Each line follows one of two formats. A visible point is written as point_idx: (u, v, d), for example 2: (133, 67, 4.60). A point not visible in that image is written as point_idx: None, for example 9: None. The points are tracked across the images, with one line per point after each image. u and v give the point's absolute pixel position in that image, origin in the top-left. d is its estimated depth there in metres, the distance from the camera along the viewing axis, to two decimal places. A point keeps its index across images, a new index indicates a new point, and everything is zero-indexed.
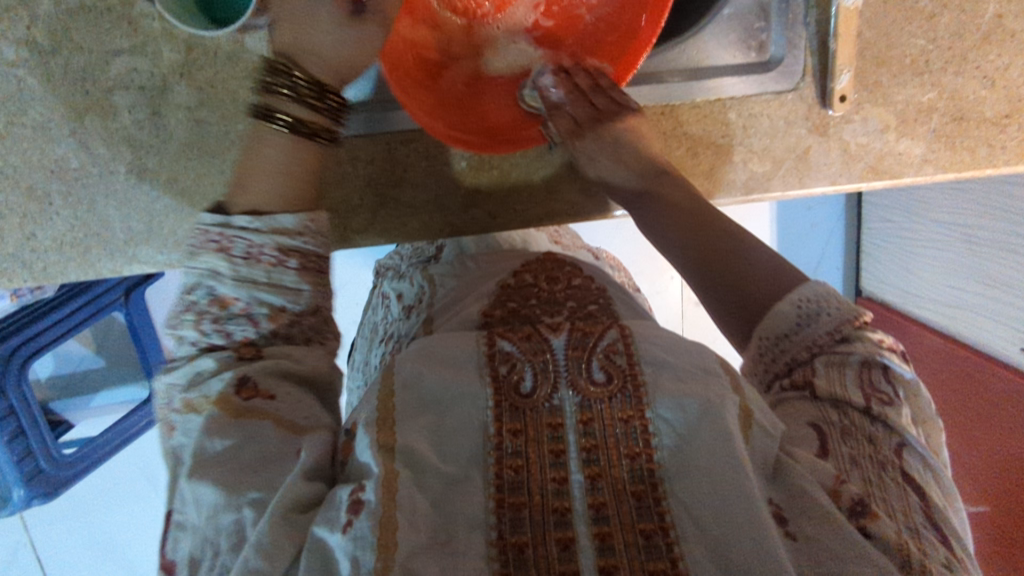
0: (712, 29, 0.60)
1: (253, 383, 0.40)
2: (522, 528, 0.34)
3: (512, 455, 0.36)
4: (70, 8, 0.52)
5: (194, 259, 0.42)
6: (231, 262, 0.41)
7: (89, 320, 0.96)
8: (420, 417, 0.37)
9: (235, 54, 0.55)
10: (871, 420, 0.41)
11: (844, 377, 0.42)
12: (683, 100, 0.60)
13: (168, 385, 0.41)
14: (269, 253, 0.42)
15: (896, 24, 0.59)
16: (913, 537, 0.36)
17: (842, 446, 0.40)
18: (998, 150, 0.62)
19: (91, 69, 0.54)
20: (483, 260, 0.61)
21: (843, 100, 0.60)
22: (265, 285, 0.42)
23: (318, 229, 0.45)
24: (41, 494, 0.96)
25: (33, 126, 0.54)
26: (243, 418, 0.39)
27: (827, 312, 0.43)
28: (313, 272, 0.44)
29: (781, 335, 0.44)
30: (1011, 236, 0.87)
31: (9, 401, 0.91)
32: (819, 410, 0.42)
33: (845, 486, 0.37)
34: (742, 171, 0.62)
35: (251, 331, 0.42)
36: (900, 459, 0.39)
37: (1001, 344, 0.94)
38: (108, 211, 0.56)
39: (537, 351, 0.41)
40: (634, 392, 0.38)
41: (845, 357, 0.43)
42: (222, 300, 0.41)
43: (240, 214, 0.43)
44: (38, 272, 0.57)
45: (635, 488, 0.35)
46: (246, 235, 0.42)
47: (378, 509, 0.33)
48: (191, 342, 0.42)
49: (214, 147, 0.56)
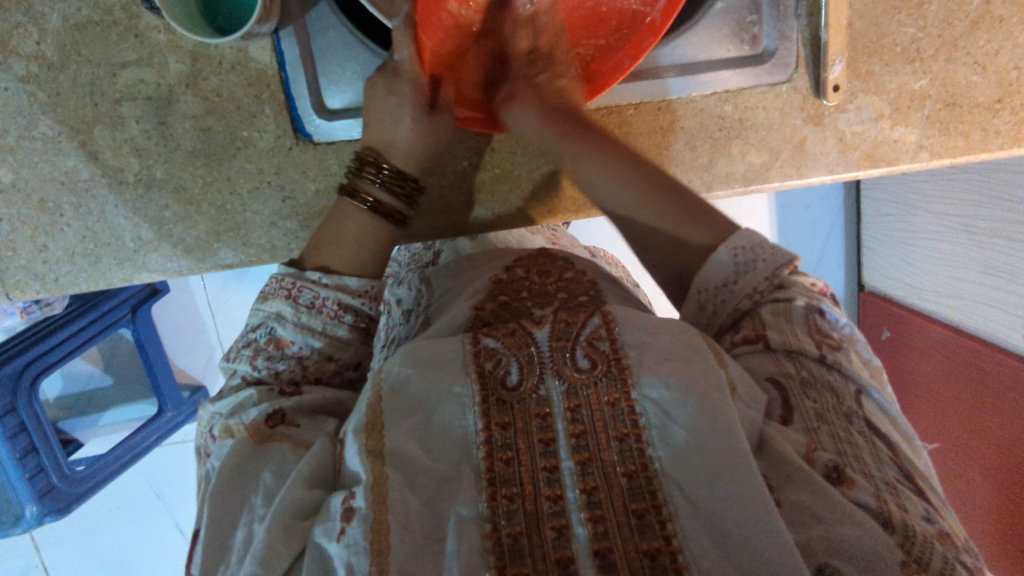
0: (704, 25, 0.61)
1: (281, 414, 0.45)
2: (515, 519, 0.36)
3: (503, 447, 0.38)
4: (79, 23, 0.54)
5: (266, 302, 0.51)
6: (296, 308, 0.50)
7: (96, 336, 0.97)
8: (409, 418, 0.39)
9: (240, 62, 0.56)
10: (827, 368, 0.43)
11: (794, 327, 0.44)
12: (679, 95, 0.61)
13: (216, 412, 0.48)
14: (329, 306, 0.50)
15: (886, 14, 0.60)
16: (893, 494, 0.38)
17: (805, 402, 0.42)
18: (991, 135, 0.62)
19: (99, 81, 0.55)
20: (476, 257, 0.62)
21: (837, 90, 0.61)
22: (320, 334, 0.50)
23: (377, 294, 0.53)
24: (53, 511, 0.96)
25: (43, 139, 0.55)
26: (267, 442, 0.44)
27: (762, 259, 0.45)
28: (362, 330, 0.52)
29: (720, 286, 0.45)
30: (1009, 224, 0.88)
31: (20, 418, 0.91)
32: (775, 363, 0.44)
33: (818, 452, 0.39)
34: (740, 163, 0.63)
35: (297, 371, 0.49)
36: (859, 406, 0.42)
37: (1003, 331, 0.94)
38: (117, 220, 0.57)
39: (521, 345, 0.42)
40: (619, 375, 0.40)
41: (788, 304, 0.45)
42: (279, 340, 0.49)
43: (313, 269, 0.52)
44: (49, 282, 0.58)
45: (625, 469, 0.37)
46: (314, 287, 0.50)
47: (368, 515, 0.35)
48: (241, 375, 0.49)
49: (221, 156, 0.57)
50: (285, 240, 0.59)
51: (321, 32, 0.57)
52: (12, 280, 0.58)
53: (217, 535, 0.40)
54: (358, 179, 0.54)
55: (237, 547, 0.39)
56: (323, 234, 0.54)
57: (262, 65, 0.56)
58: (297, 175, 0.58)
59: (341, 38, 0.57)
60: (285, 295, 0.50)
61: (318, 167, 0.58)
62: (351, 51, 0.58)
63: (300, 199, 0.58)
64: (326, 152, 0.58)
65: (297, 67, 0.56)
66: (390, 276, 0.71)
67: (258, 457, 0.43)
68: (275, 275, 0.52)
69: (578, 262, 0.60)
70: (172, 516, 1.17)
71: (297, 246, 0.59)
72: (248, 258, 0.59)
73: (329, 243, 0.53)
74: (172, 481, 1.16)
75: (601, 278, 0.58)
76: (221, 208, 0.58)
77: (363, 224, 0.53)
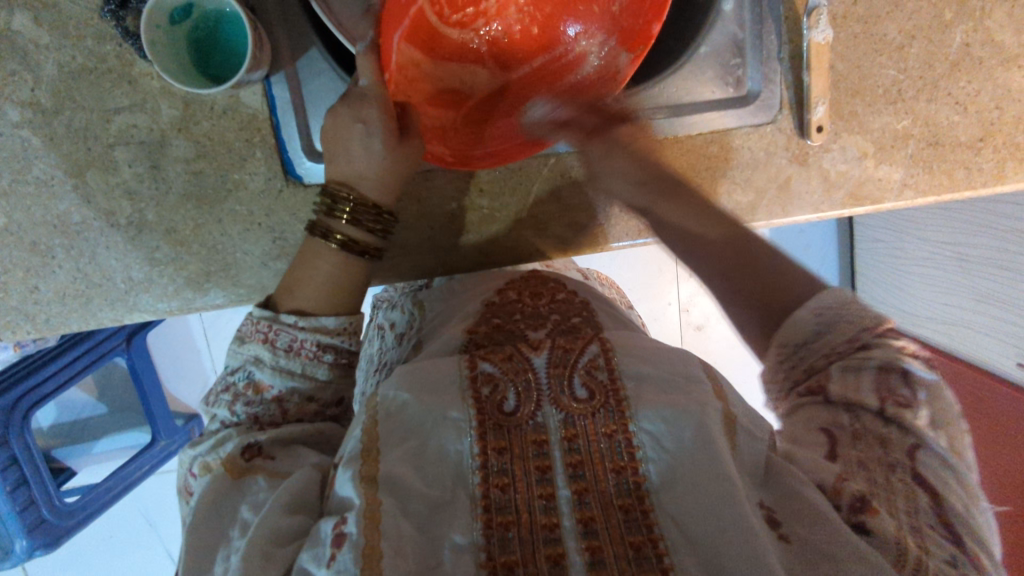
0: (689, 68, 0.63)
1: (257, 447, 0.45)
2: (510, 549, 0.35)
3: (498, 474, 0.38)
4: (73, 69, 0.55)
5: (243, 345, 0.49)
6: (273, 351, 0.48)
7: (90, 366, 0.97)
8: (403, 444, 0.39)
9: (231, 107, 0.57)
10: (884, 422, 0.42)
11: (861, 381, 0.43)
12: (665, 136, 0.62)
13: (194, 454, 0.47)
14: (308, 348, 0.49)
15: (868, 56, 0.61)
16: (915, 534, 0.37)
17: (851, 450, 0.41)
18: (975, 173, 0.63)
19: (92, 126, 0.56)
20: (468, 282, 0.61)
21: (821, 131, 0.61)
22: (299, 376, 0.49)
23: (357, 329, 0.52)
24: (42, 545, 0.95)
25: (36, 183, 0.56)
26: (243, 477, 0.44)
27: (847, 321, 0.45)
28: (343, 366, 0.51)
29: (797, 344, 0.46)
30: (1001, 253, 0.88)
31: (12, 451, 0.91)
32: (830, 414, 0.43)
33: (845, 483, 0.40)
34: (726, 203, 0.63)
35: (278, 415, 0.49)
36: (912, 460, 0.40)
37: (997, 360, 0.95)
38: (109, 262, 0.58)
39: (518, 371, 0.43)
40: (616, 407, 0.40)
41: (862, 362, 0.43)
42: (257, 385, 0.48)
43: (286, 312, 0.50)
44: (40, 323, 0.58)
45: (622, 501, 0.37)
46: (289, 330, 0.49)
47: (359, 541, 0.35)
48: (223, 420, 0.49)
49: (212, 198, 0.58)
50: (275, 280, 0.59)
51: (313, 76, 0.58)
52: (3, 321, 0.58)
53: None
54: (330, 219, 0.52)
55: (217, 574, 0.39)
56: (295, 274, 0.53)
57: (253, 110, 0.57)
58: (288, 215, 0.59)
59: (332, 84, 0.58)
60: (262, 338, 0.49)
61: (308, 209, 0.59)
62: (341, 96, 0.59)
63: (290, 239, 0.59)
64: (316, 194, 0.59)
65: (288, 112, 0.58)
66: (387, 300, 0.71)
67: (237, 491, 0.43)
68: (249, 316, 0.51)
69: (570, 283, 0.60)
70: (165, 544, 1.16)
71: None
72: (239, 297, 0.60)
73: (303, 284, 0.52)
74: (164, 508, 1.16)
75: (592, 298, 0.58)
76: (211, 248, 0.58)
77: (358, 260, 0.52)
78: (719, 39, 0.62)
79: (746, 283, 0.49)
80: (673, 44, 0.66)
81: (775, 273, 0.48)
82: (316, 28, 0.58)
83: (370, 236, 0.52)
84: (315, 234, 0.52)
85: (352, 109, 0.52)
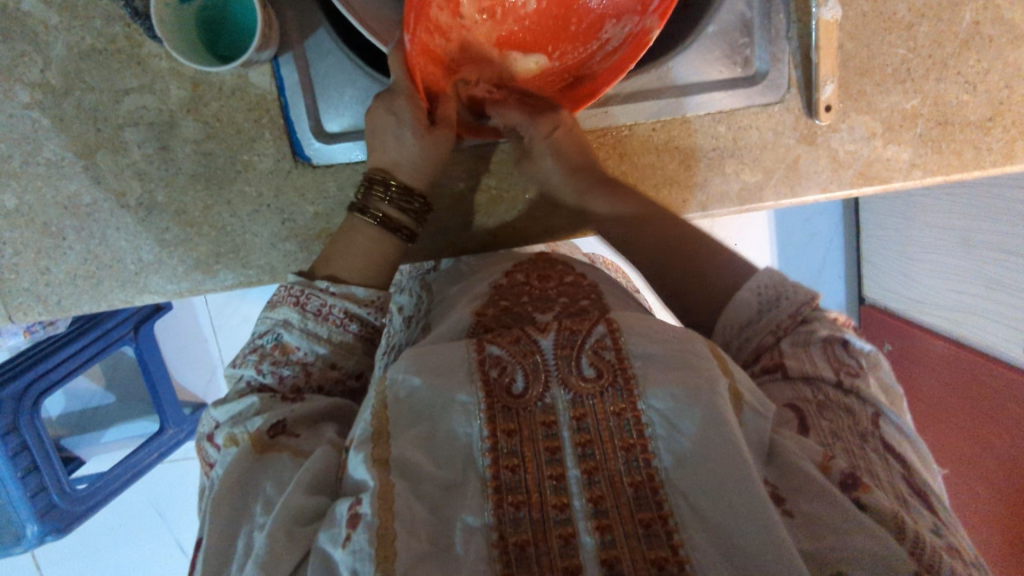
0: (700, 48, 0.62)
1: (281, 424, 0.45)
2: (521, 528, 0.35)
3: (508, 455, 0.38)
4: (83, 51, 0.55)
5: (275, 310, 0.52)
6: (303, 315, 0.51)
7: (101, 353, 0.98)
8: (414, 427, 0.39)
9: (240, 87, 0.57)
10: (843, 393, 0.45)
11: (810, 355, 0.47)
12: (673, 116, 0.62)
13: (221, 420, 0.48)
14: (336, 314, 0.51)
15: (877, 35, 0.61)
16: (921, 521, 0.38)
17: (821, 421, 0.43)
18: (984, 153, 0.63)
19: (102, 107, 0.56)
20: (477, 264, 0.61)
21: (829, 110, 0.61)
22: (324, 342, 0.51)
23: (383, 304, 0.54)
24: (55, 529, 0.96)
25: (46, 165, 0.56)
26: (266, 452, 0.43)
27: (786, 299, 0.50)
28: (366, 340, 0.53)
29: (745, 323, 0.50)
30: (1010, 239, 0.87)
31: (22, 437, 0.91)
32: (793, 389, 0.45)
33: (834, 460, 0.39)
34: (734, 182, 0.63)
35: (302, 377, 0.50)
36: (876, 427, 0.43)
37: (1003, 345, 0.94)
38: (120, 243, 0.58)
39: (526, 353, 0.42)
40: (624, 385, 0.40)
41: (808, 336, 0.48)
42: (285, 346, 0.50)
43: (320, 279, 0.53)
44: (51, 305, 0.58)
45: (632, 479, 0.37)
46: (321, 295, 0.51)
47: (374, 521, 0.35)
48: (247, 379, 0.50)
49: (222, 178, 0.58)
50: (284, 261, 0.59)
51: (321, 57, 0.58)
52: (15, 303, 0.58)
53: (213, 545, 0.40)
54: (368, 199, 0.55)
55: (238, 553, 0.39)
56: (331, 248, 0.55)
57: (262, 90, 0.57)
58: (296, 196, 0.59)
59: (340, 63, 0.59)
60: (293, 302, 0.51)
61: (317, 189, 0.59)
62: (349, 75, 0.59)
63: (299, 221, 0.59)
64: (325, 174, 0.59)
65: (296, 92, 0.58)
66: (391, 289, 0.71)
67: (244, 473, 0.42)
68: (285, 284, 0.53)
69: (576, 265, 0.60)
70: (174, 535, 1.17)
71: (297, 267, 0.60)
72: (248, 279, 0.60)
73: (344, 255, 0.54)
74: (172, 498, 1.16)
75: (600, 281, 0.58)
76: (221, 230, 0.59)
77: (376, 233, 0.55)
78: (728, 19, 0.62)
79: (689, 261, 0.53)
80: (680, 24, 0.66)
81: (714, 260, 0.53)
82: (325, 10, 0.58)
83: (407, 219, 0.56)
84: (359, 215, 0.55)
85: (384, 104, 0.54)
